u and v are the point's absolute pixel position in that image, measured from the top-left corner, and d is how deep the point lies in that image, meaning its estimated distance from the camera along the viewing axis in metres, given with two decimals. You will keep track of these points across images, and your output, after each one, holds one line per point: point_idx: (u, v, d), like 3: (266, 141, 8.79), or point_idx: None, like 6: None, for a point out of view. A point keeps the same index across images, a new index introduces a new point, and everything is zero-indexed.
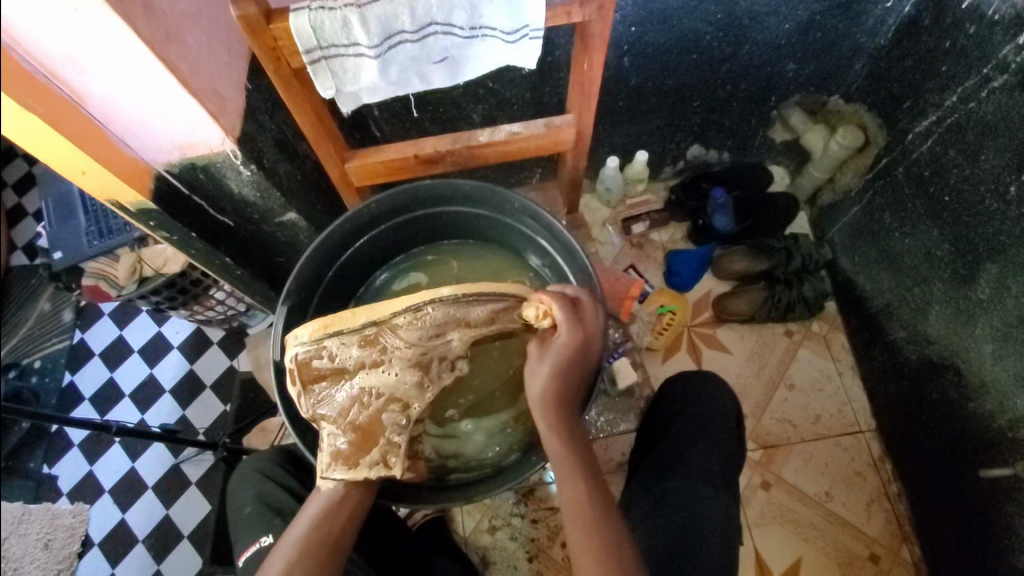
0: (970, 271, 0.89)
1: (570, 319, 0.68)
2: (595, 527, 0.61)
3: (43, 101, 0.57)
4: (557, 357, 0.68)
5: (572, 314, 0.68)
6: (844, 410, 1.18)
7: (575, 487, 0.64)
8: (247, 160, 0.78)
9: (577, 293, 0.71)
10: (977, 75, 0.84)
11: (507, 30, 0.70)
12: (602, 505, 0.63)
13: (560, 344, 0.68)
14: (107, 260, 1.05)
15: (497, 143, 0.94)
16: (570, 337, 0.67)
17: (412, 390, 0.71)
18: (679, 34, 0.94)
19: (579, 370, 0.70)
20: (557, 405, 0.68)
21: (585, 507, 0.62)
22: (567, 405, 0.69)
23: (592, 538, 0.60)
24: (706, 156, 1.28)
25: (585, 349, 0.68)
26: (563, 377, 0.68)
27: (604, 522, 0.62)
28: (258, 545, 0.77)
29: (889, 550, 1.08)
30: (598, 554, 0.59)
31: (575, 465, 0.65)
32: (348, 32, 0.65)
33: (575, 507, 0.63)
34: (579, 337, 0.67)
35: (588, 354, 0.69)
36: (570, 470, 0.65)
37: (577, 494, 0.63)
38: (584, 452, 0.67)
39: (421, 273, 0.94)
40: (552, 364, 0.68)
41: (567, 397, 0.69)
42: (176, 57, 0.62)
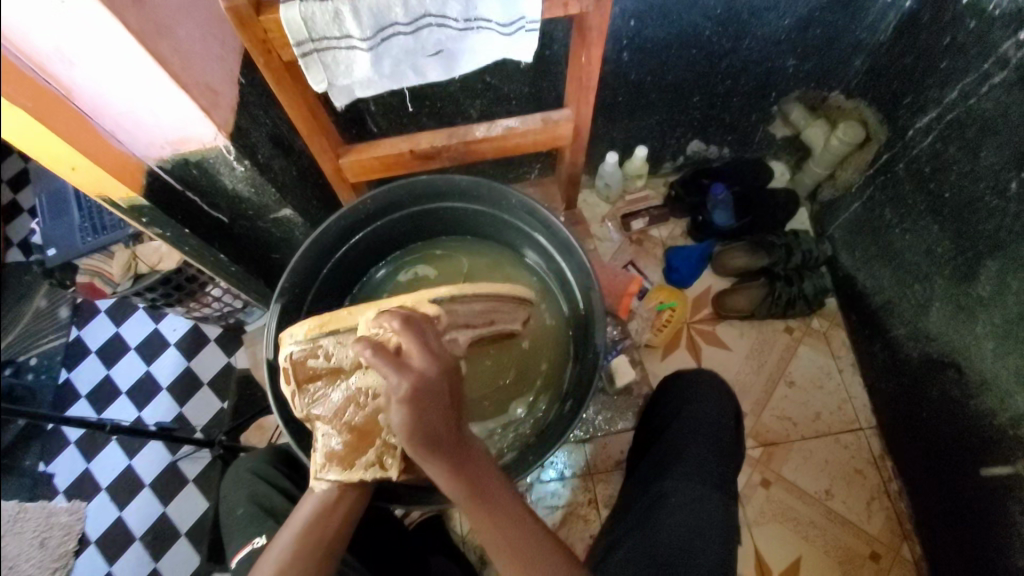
0: (971, 268, 0.89)
1: (388, 368, 0.55)
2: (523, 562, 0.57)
3: (31, 96, 0.56)
4: (396, 413, 0.55)
5: (387, 360, 0.56)
6: (844, 407, 1.17)
7: (484, 527, 0.57)
8: (240, 156, 0.77)
9: (398, 327, 0.59)
10: (976, 73, 0.83)
11: (503, 21, 0.68)
12: (527, 531, 0.59)
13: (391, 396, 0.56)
14: (101, 257, 1.04)
15: (494, 138, 0.93)
16: (401, 388, 0.55)
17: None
18: (678, 28, 0.93)
19: (436, 408, 0.56)
20: (430, 454, 0.56)
21: (502, 542, 0.57)
22: (442, 450, 0.57)
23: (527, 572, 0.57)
24: (706, 152, 1.27)
25: (425, 389, 0.56)
26: (417, 427, 0.55)
27: (534, 552, 0.58)
28: (252, 546, 0.76)
29: (889, 548, 1.07)
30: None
31: (477, 504, 0.58)
32: (340, 24, 0.64)
33: (500, 545, 0.57)
34: (407, 383, 0.55)
35: (432, 386, 0.57)
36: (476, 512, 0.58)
37: (492, 530, 0.57)
38: (487, 478, 0.59)
39: (429, 267, 0.93)
40: (397, 422, 0.55)
41: (434, 442, 0.56)
42: (166, 50, 0.61)
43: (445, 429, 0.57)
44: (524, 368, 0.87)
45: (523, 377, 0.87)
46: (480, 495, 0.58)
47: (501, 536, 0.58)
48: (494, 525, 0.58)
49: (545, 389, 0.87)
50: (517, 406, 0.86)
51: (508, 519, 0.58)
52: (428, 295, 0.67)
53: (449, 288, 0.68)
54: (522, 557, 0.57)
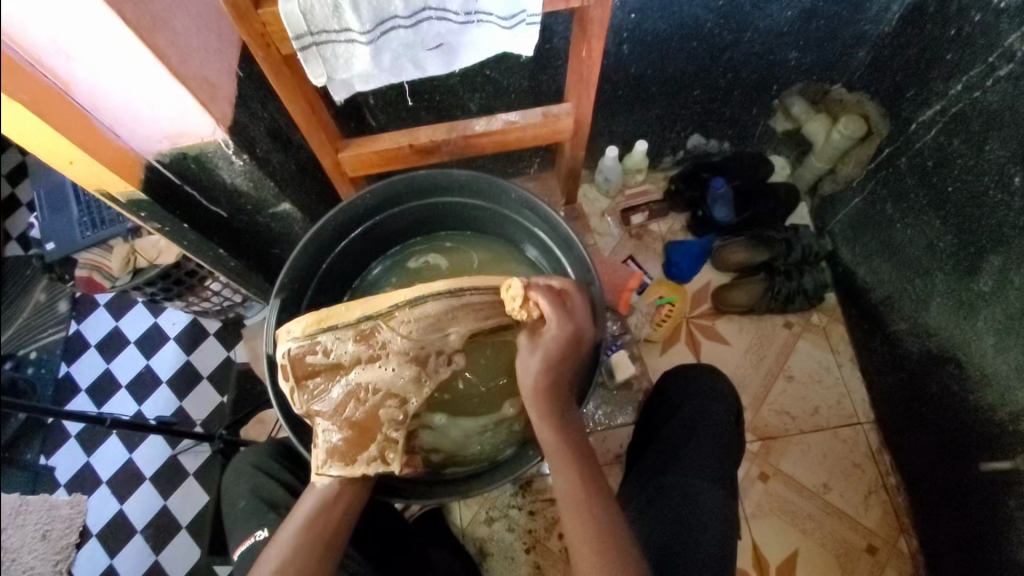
0: (973, 263, 0.88)
1: (557, 309, 0.66)
2: (592, 522, 0.60)
3: (28, 88, 0.55)
4: (547, 351, 0.66)
5: (558, 306, 0.67)
6: (843, 402, 1.18)
7: (568, 480, 0.63)
8: (239, 150, 0.77)
9: (559, 284, 0.69)
10: (982, 65, 0.83)
11: (504, 15, 0.68)
12: (600, 499, 0.62)
13: (550, 336, 0.66)
14: (100, 251, 1.04)
15: (494, 133, 0.92)
16: (560, 330, 0.66)
17: (409, 385, 0.70)
18: (680, 20, 0.92)
19: (568, 363, 0.67)
20: (550, 400, 0.66)
21: (581, 498, 0.61)
22: (558, 398, 0.67)
23: (589, 531, 0.59)
24: (707, 146, 1.27)
25: (575, 342, 0.67)
26: (553, 371, 0.66)
27: (605, 517, 0.61)
28: (253, 539, 0.76)
29: (886, 541, 1.08)
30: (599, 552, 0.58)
31: (567, 457, 0.64)
32: (341, 17, 0.63)
33: (573, 501, 0.61)
34: (566, 329, 0.66)
35: (580, 344, 0.68)
36: (564, 463, 0.63)
37: (571, 486, 0.62)
38: (579, 443, 0.66)
39: (441, 257, 0.93)
40: (542, 357, 0.66)
41: (557, 388, 0.67)
42: (164, 43, 0.60)
43: (566, 386, 0.68)
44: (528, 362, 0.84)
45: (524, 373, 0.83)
46: (576, 452, 0.65)
47: (580, 493, 0.62)
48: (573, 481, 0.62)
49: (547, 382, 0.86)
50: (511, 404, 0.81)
51: (587, 481, 0.63)
52: (433, 288, 0.71)
53: (449, 282, 0.72)
54: (590, 517, 0.60)
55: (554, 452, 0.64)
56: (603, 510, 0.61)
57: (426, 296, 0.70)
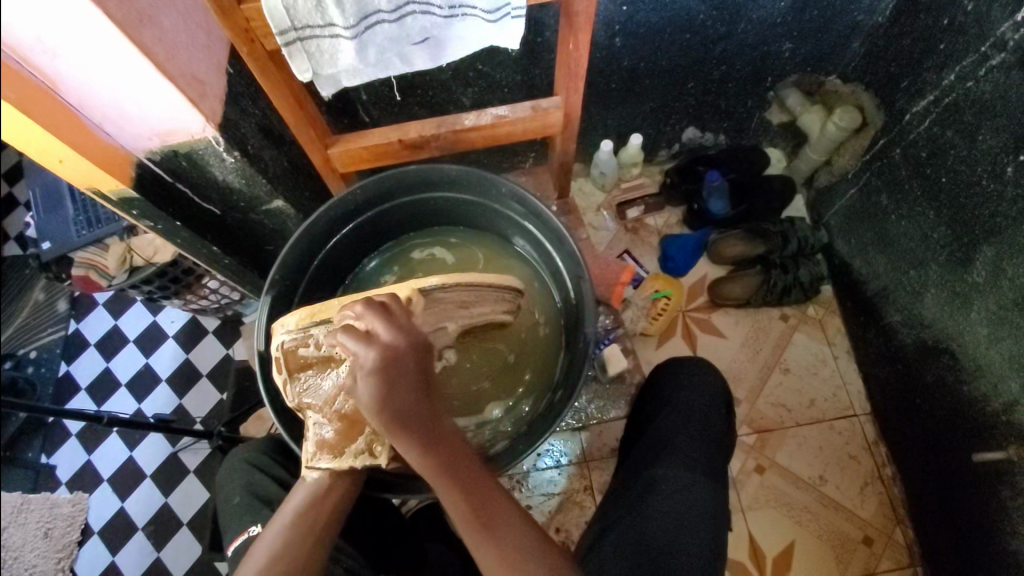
0: (966, 254, 0.88)
1: (360, 344, 0.56)
2: (487, 533, 0.58)
3: (14, 87, 0.55)
4: (363, 390, 0.55)
5: (355, 338, 0.56)
6: (840, 395, 1.17)
7: (451, 498, 0.58)
8: (230, 147, 0.77)
9: (361, 309, 0.57)
10: (975, 54, 0.82)
11: (489, 9, 0.68)
12: (489, 507, 0.59)
13: (360, 374, 0.55)
14: (96, 250, 1.05)
15: (484, 127, 0.92)
16: (368, 364, 0.55)
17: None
18: (672, 13, 0.92)
19: (404, 382, 0.56)
20: (402, 427, 0.56)
21: (470, 515, 0.58)
22: (409, 425, 0.57)
23: (485, 540, 0.58)
24: (702, 139, 1.26)
25: (394, 362, 0.56)
26: (390, 399, 0.55)
27: (501, 523, 0.59)
28: (248, 534, 0.77)
29: (881, 532, 1.08)
30: (501, 556, 0.58)
31: (443, 477, 0.58)
32: (323, 12, 0.63)
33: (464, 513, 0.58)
34: (379, 359, 0.55)
35: (401, 365, 0.56)
36: (442, 484, 0.58)
37: (458, 501, 0.58)
38: (455, 452, 0.59)
39: (445, 250, 0.93)
40: (367, 396, 0.55)
41: (402, 412, 0.56)
42: (151, 40, 0.60)
43: (418, 401, 0.57)
44: (522, 354, 0.86)
45: (511, 372, 0.86)
46: (449, 466, 0.58)
47: (468, 508, 0.58)
48: (458, 498, 0.58)
49: (542, 367, 0.86)
50: (494, 407, 0.85)
51: (472, 493, 0.58)
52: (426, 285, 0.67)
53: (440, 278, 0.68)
54: (486, 526, 0.58)
55: (428, 473, 0.58)
56: (496, 512, 0.59)
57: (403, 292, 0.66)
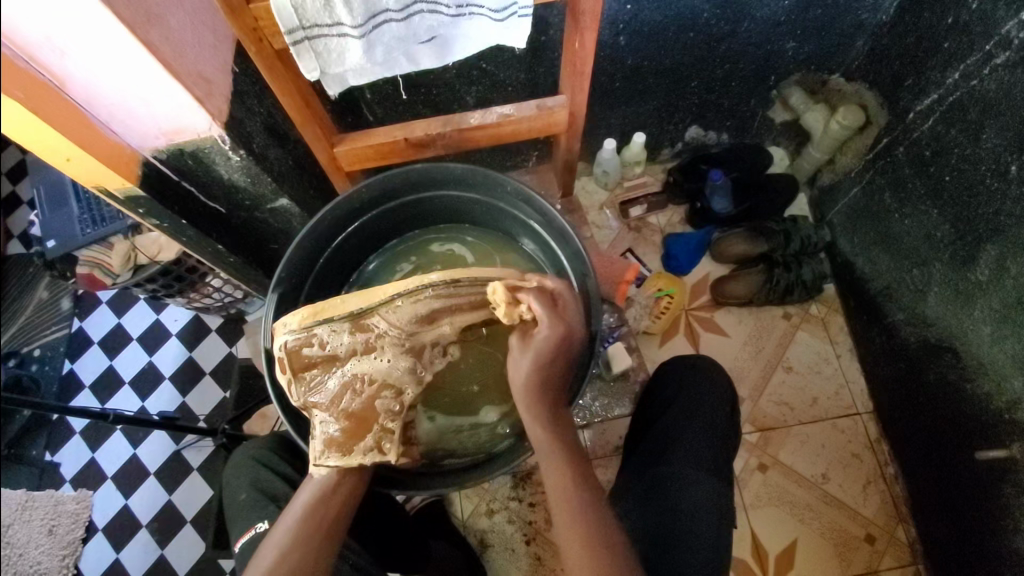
0: (969, 252, 0.88)
1: (551, 311, 0.64)
2: (580, 518, 0.60)
3: (23, 86, 0.55)
4: (540, 352, 0.65)
5: (549, 309, 0.64)
6: (842, 393, 1.18)
7: (558, 477, 0.62)
8: (236, 145, 0.77)
9: (553, 283, 0.67)
10: (980, 52, 0.82)
11: (495, 7, 0.68)
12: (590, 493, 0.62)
13: (542, 337, 0.64)
14: (101, 248, 1.05)
15: (488, 126, 0.92)
16: (552, 331, 0.64)
17: (406, 376, 0.71)
18: (676, 11, 0.92)
19: (560, 361, 0.67)
20: (543, 396, 0.66)
21: (571, 498, 0.61)
22: (550, 397, 0.67)
23: (577, 523, 0.60)
24: (705, 137, 1.27)
25: (568, 339, 0.66)
26: (549, 369, 0.66)
27: (592, 511, 0.61)
28: (254, 531, 0.77)
29: (884, 530, 1.09)
30: (586, 542, 0.59)
31: (561, 454, 0.64)
32: (331, 10, 0.63)
33: (560, 494, 0.62)
34: (559, 330, 0.64)
35: (571, 344, 0.66)
36: (552, 455, 0.64)
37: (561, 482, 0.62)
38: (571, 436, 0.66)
39: (462, 246, 0.94)
40: (532, 358, 0.65)
41: (549, 384, 0.67)
42: (158, 38, 0.61)
43: (559, 382, 0.68)
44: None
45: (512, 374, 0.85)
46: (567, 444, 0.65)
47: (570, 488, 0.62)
48: (561, 477, 0.62)
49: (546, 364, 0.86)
50: (490, 411, 0.83)
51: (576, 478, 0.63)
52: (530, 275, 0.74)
53: (441, 275, 0.71)
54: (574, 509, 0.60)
55: (545, 445, 0.65)
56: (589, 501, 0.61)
57: (420, 288, 0.70)
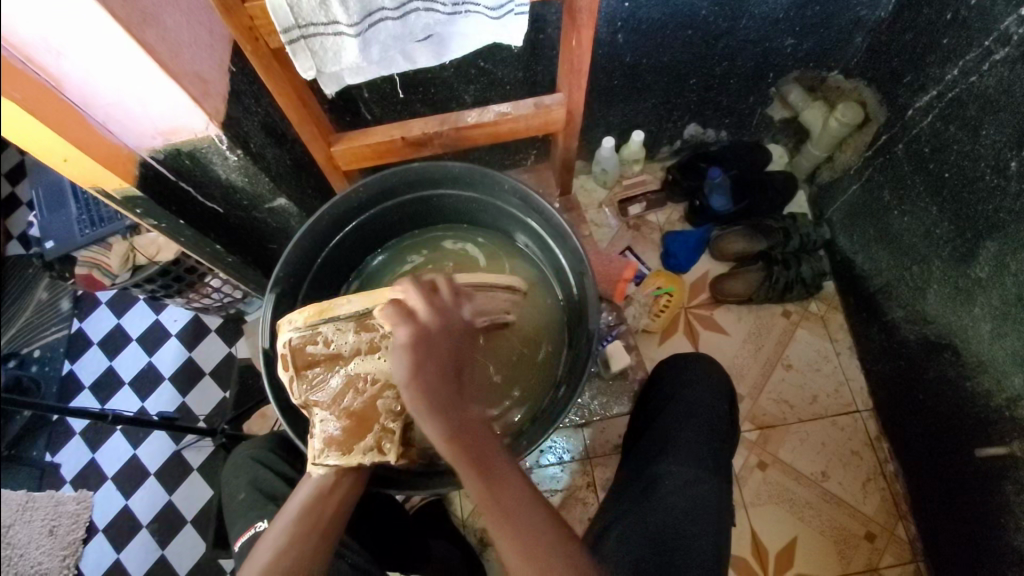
0: (970, 249, 0.88)
1: (400, 320, 0.59)
2: (507, 520, 0.56)
3: (20, 87, 0.55)
4: (398, 364, 0.58)
5: (399, 317, 0.59)
6: (841, 391, 1.18)
7: (475, 486, 0.57)
8: (233, 144, 0.77)
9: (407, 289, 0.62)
10: (979, 49, 0.82)
11: (492, 5, 0.67)
12: (510, 493, 0.57)
13: (398, 348, 0.58)
14: (100, 248, 1.06)
15: (486, 125, 0.92)
16: (405, 339, 0.58)
17: None
18: (674, 9, 0.92)
19: (434, 360, 0.58)
20: (429, 408, 0.57)
21: (492, 501, 0.57)
22: (439, 402, 0.58)
23: (511, 531, 0.56)
24: (704, 135, 1.26)
25: (428, 342, 0.59)
26: (419, 376, 0.57)
27: (520, 510, 0.57)
28: (253, 531, 0.77)
29: (884, 527, 1.09)
30: (523, 550, 0.55)
31: (469, 462, 0.57)
32: (327, 9, 0.63)
33: (487, 505, 0.57)
34: (410, 336, 0.58)
35: (437, 344, 0.59)
36: (461, 464, 0.57)
37: (480, 491, 0.56)
38: (480, 439, 0.59)
39: (463, 242, 0.93)
40: (397, 370, 0.58)
41: (435, 391, 0.58)
42: (154, 38, 0.60)
43: (445, 384, 0.58)
44: (536, 335, 0.86)
45: (523, 363, 0.85)
46: (471, 451, 0.57)
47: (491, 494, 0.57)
48: (480, 486, 0.57)
49: (552, 355, 0.86)
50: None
51: (494, 481, 0.57)
52: None
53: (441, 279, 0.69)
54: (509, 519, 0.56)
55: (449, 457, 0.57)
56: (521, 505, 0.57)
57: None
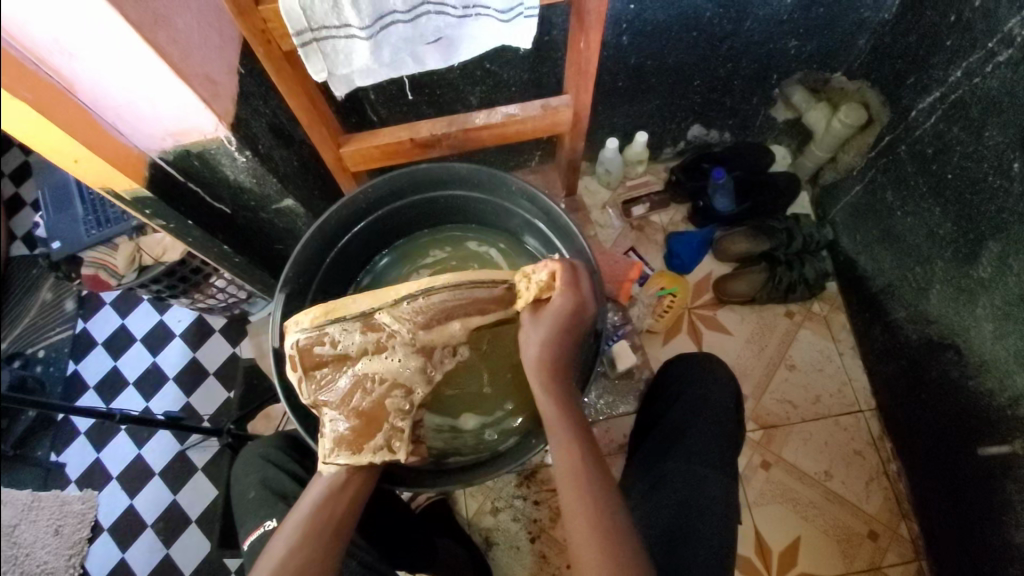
0: (972, 250, 0.89)
1: (567, 283, 0.69)
2: (584, 490, 0.61)
3: (32, 88, 0.56)
4: (552, 323, 0.68)
5: (567, 280, 0.69)
6: (845, 391, 1.18)
7: (564, 451, 0.64)
8: (242, 146, 0.77)
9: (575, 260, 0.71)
10: (982, 51, 0.82)
11: (502, 8, 0.68)
12: (594, 467, 0.63)
13: (553, 309, 0.69)
14: (107, 249, 1.07)
15: (494, 125, 0.92)
16: (563, 303, 0.68)
17: (416, 376, 0.71)
18: (679, 11, 0.93)
19: (573, 334, 0.69)
20: (552, 375, 0.68)
21: (578, 469, 0.63)
22: (560, 373, 0.69)
23: (586, 502, 0.61)
24: (708, 137, 1.27)
25: (578, 314, 0.69)
26: (559, 341, 0.68)
27: (598, 486, 0.62)
28: (263, 529, 0.78)
29: (887, 526, 1.09)
30: (594, 519, 0.60)
31: (569, 430, 0.65)
32: (339, 12, 0.64)
33: (567, 475, 0.63)
34: (571, 302, 0.68)
35: (582, 319, 0.69)
36: (562, 431, 0.65)
37: (570, 455, 0.64)
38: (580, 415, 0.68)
39: (473, 242, 0.93)
40: (546, 329, 0.68)
41: (562, 364, 0.69)
42: (165, 40, 0.61)
43: (568, 360, 0.70)
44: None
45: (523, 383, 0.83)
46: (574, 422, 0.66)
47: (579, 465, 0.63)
48: (569, 451, 0.64)
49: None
50: (470, 417, 0.83)
51: (584, 454, 0.64)
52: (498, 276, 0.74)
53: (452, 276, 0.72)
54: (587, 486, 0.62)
55: (553, 420, 0.66)
56: (598, 479, 0.62)
57: (434, 288, 0.71)
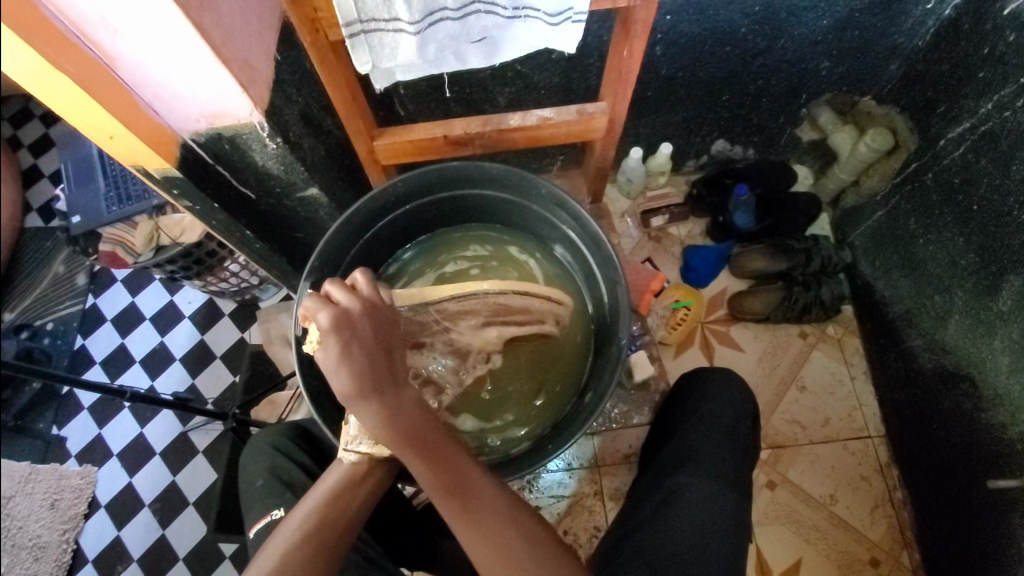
0: (993, 282, 0.88)
1: (325, 310, 0.57)
2: (461, 502, 0.58)
3: (74, 60, 0.57)
4: (333, 354, 0.56)
5: (321, 308, 0.57)
6: (855, 415, 1.18)
7: (423, 474, 0.58)
8: (273, 133, 0.77)
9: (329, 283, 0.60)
10: (1014, 84, 0.82)
11: (551, 12, 0.68)
12: (460, 474, 0.59)
13: (329, 338, 0.56)
14: (125, 227, 1.07)
15: (527, 128, 0.92)
16: (332, 328, 0.56)
17: (450, 375, 0.77)
18: (714, 26, 0.93)
19: (366, 348, 0.57)
20: (369, 402, 0.57)
21: (444, 484, 0.59)
22: (376, 394, 0.57)
23: (467, 513, 0.58)
24: (731, 152, 1.27)
25: (354, 330, 0.57)
26: (355, 364, 0.56)
27: (474, 491, 0.59)
28: (270, 518, 0.78)
29: (889, 554, 1.09)
30: (480, 528, 0.58)
31: (416, 453, 0.58)
32: (390, 6, 0.64)
33: (438, 491, 0.58)
34: (338, 323, 0.56)
35: (364, 331, 0.58)
36: (413, 458, 0.58)
37: (430, 473, 0.58)
38: (420, 423, 0.59)
39: (504, 240, 0.94)
40: (328, 364, 0.56)
41: (369, 384, 0.57)
42: (209, 22, 0.61)
43: (381, 374, 0.58)
44: (542, 376, 0.86)
45: (523, 396, 0.85)
46: (415, 439, 0.59)
47: (442, 479, 0.59)
48: (428, 472, 0.58)
49: (563, 389, 0.86)
50: (469, 417, 0.82)
51: (441, 465, 0.59)
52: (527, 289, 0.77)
53: (491, 283, 0.75)
54: (466, 500, 0.58)
55: (393, 446, 0.58)
56: (472, 490, 0.59)
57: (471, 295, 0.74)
